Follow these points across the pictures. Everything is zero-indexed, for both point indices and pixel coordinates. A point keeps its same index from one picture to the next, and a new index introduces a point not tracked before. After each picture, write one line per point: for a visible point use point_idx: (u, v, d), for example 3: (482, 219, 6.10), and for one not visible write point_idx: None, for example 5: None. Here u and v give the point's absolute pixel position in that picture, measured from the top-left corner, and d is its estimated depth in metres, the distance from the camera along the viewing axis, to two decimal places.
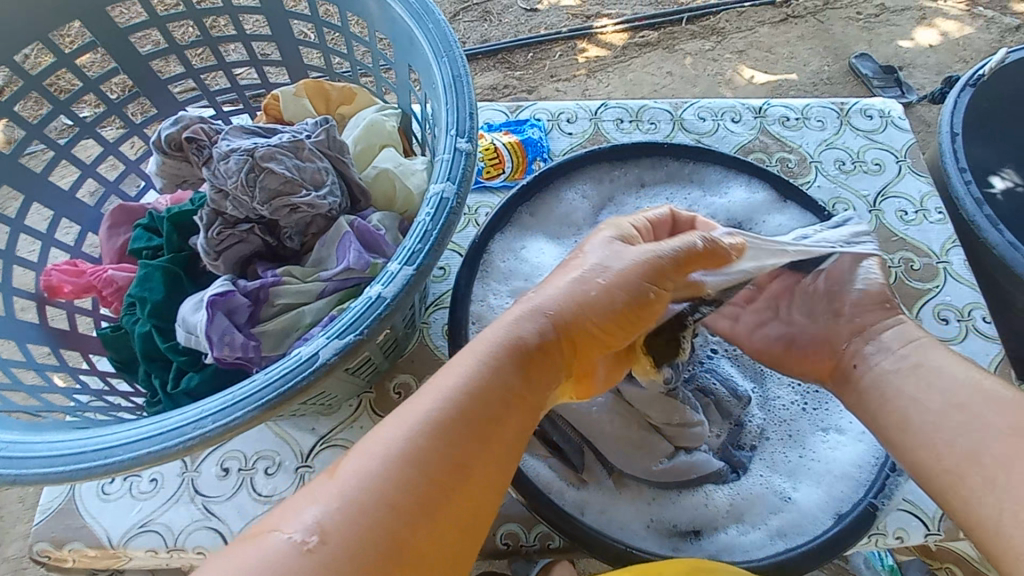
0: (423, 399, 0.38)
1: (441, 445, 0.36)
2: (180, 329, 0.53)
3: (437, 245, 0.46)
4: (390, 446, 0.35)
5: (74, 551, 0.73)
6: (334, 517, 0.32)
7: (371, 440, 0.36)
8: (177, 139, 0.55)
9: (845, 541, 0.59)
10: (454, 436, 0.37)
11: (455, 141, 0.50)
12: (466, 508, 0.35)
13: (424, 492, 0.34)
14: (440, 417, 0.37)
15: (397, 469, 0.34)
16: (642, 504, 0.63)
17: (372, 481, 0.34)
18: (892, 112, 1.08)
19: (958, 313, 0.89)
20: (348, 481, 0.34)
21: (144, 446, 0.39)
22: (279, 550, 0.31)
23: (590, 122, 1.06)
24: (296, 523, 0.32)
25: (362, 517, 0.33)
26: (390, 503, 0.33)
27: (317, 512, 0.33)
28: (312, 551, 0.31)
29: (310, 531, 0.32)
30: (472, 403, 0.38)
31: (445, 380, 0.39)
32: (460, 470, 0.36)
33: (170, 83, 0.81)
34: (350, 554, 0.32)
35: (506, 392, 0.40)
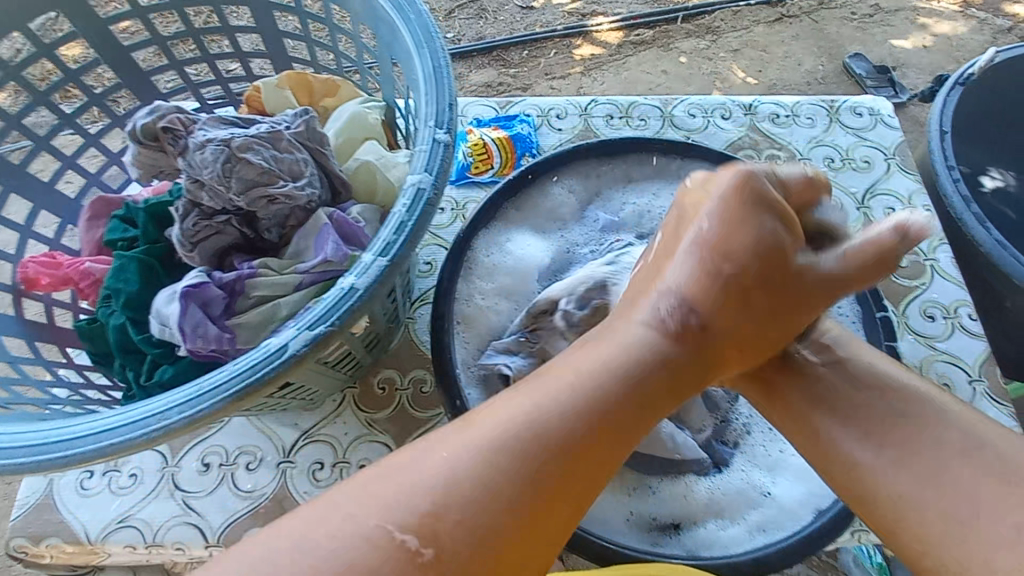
0: (563, 394, 0.38)
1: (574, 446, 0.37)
2: (154, 321, 0.52)
3: (412, 237, 0.45)
4: (484, 452, 0.36)
5: (52, 547, 0.72)
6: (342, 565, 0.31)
7: (503, 442, 0.36)
8: (153, 129, 0.55)
9: (824, 536, 0.58)
10: (590, 430, 0.38)
11: (433, 132, 0.49)
12: (574, 498, 0.36)
13: (531, 496, 0.35)
14: (582, 414, 0.38)
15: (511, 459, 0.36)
16: (621, 497, 0.63)
17: (470, 484, 0.34)
18: (882, 110, 1.08)
19: (945, 310, 0.89)
20: (472, 480, 0.35)
21: (108, 438, 0.38)
22: (374, 537, 0.32)
23: (580, 118, 1.05)
24: (393, 514, 0.33)
25: (496, 514, 0.34)
26: (506, 506, 0.34)
27: (402, 509, 0.33)
28: (437, 545, 0.33)
29: (425, 526, 0.33)
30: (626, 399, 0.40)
31: (580, 378, 0.39)
32: (577, 466, 0.37)
33: (154, 74, 0.80)
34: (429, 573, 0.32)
35: (662, 386, 0.41)
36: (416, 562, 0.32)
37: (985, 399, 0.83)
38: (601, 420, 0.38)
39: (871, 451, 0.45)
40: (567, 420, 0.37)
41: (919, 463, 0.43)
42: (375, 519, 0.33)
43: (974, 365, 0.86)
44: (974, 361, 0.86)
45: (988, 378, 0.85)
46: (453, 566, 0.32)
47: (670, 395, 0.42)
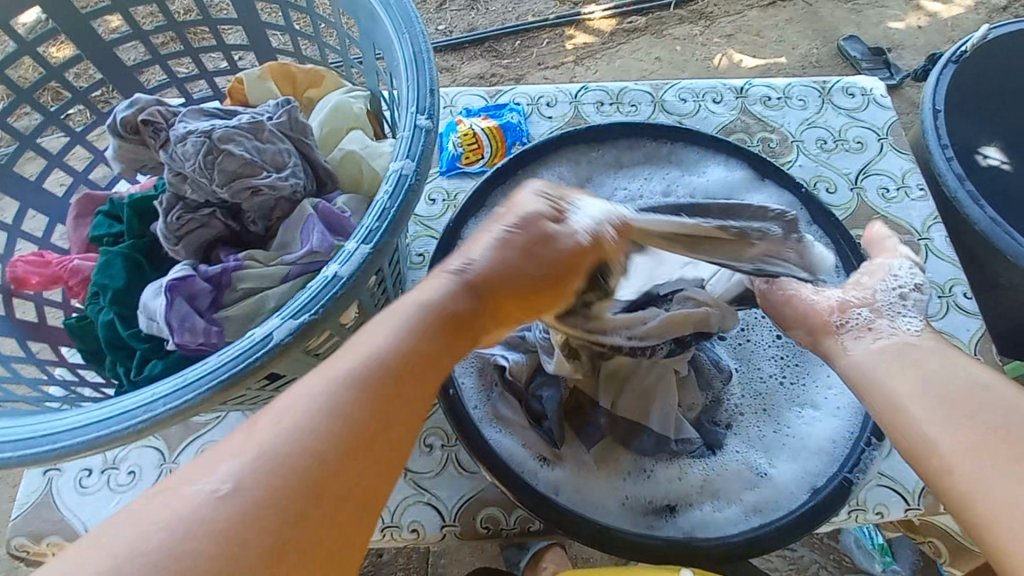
0: (351, 353, 0.37)
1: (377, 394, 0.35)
2: (141, 315, 0.52)
3: (396, 223, 0.45)
4: (298, 416, 0.33)
5: (52, 545, 0.72)
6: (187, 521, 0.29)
7: (300, 405, 0.33)
8: (133, 121, 0.54)
9: (818, 516, 0.59)
10: (378, 384, 0.36)
11: (415, 118, 0.49)
12: (388, 449, 0.35)
13: (341, 451, 0.33)
14: (364, 371, 0.36)
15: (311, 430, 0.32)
16: (617, 481, 0.63)
17: (290, 440, 0.32)
18: (874, 90, 1.07)
19: (939, 289, 0.89)
20: (293, 431, 0.32)
21: (94, 430, 0.38)
22: (199, 501, 0.29)
23: (570, 105, 1.05)
24: (213, 476, 0.30)
25: (309, 472, 0.31)
26: (309, 459, 0.32)
27: (234, 466, 0.31)
28: (227, 502, 0.29)
29: (225, 480, 0.30)
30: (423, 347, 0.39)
31: (364, 339, 0.37)
32: (389, 409, 0.35)
33: (137, 69, 0.80)
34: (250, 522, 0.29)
35: (434, 344, 0.39)
36: (221, 509, 0.29)
37: None
38: (397, 366, 0.37)
39: (934, 411, 0.44)
40: (346, 378, 0.35)
41: (987, 425, 0.42)
42: (201, 483, 0.30)
43: (970, 343, 0.85)
44: (970, 338, 0.86)
45: (984, 356, 0.85)
46: (255, 520, 0.29)
47: (462, 340, 0.42)
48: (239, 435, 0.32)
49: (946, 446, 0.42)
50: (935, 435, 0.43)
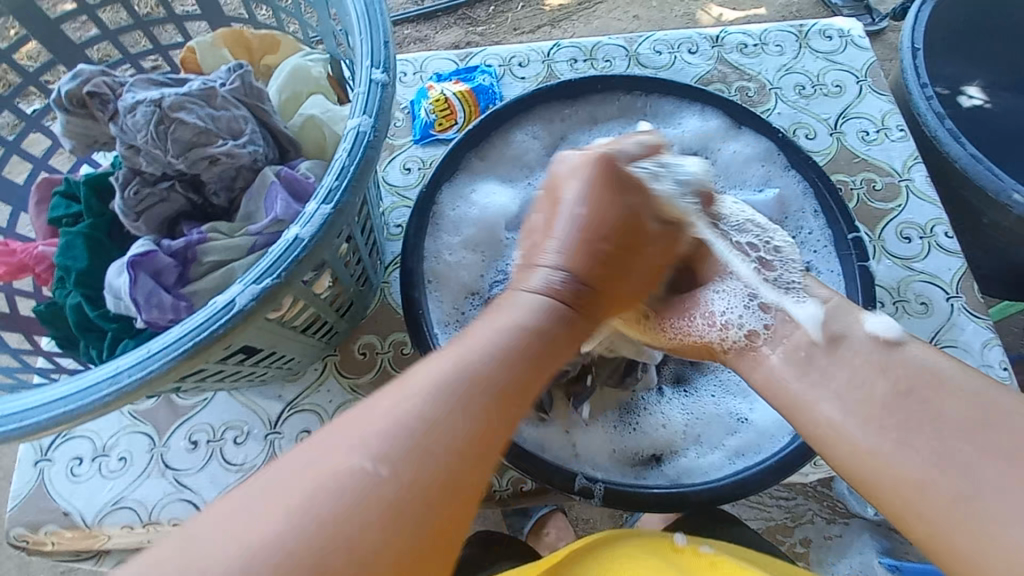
0: (438, 360, 0.39)
1: (492, 392, 0.39)
2: (108, 295, 0.51)
3: (356, 182, 0.44)
4: (426, 404, 0.37)
5: (49, 533, 0.73)
6: (347, 491, 0.33)
7: (418, 385, 0.38)
8: (79, 95, 0.53)
9: (804, 455, 0.59)
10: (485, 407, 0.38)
11: (370, 73, 0.47)
12: (499, 438, 0.38)
13: (471, 443, 0.37)
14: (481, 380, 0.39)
15: (435, 435, 0.36)
16: (604, 434, 0.64)
17: (422, 417, 0.36)
18: (852, 32, 1.05)
19: (921, 231, 0.89)
20: (410, 417, 0.36)
21: (59, 406, 0.38)
22: (351, 473, 0.33)
23: (543, 64, 1.02)
24: (363, 453, 0.34)
25: (432, 456, 0.35)
26: (449, 447, 0.36)
27: (371, 449, 0.34)
28: (367, 487, 0.33)
29: (379, 462, 0.34)
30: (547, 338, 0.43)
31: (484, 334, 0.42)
32: (503, 401, 0.39)
33: (87, 47, 0.76)
34: (393, 509, 0.33)
35: (572, 328, 0.46)
36: (379, 487, 0.33)
37: (963, 314, 0.83)
38: (531, 360, 0.41)
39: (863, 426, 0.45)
40: (458, 378, 0.38)
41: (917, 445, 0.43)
42: (351, 458, 0.34)
43: (952, 282, 0.86)
44: (952, 277, 0.86)
45: (965, 294, 0.86)
46: (401, 466, 0.34)
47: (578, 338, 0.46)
48: (352, 423, 0.36)
49: (894, 464, 0.43)
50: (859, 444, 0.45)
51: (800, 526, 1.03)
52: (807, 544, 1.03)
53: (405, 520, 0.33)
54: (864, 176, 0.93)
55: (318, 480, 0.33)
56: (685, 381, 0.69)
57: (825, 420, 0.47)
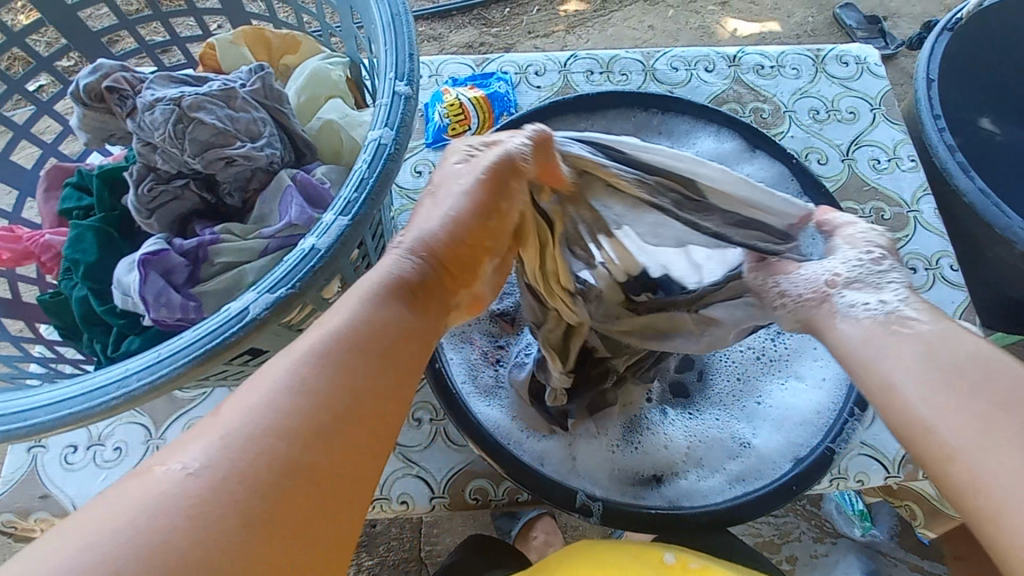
0: (301, 337, 0.36)
1: (348, 363, 0.36)
2: (116, 291, 0.51)
3: (374, 194, 0.44)
4: (254, 406, 0.33)
5: (40, 521, 0.72)
6: (166, 496, 0.29)
7: (271, 382, 0.34)
8: (97, 89, 0.52)
9: (801, 484, 0.59)
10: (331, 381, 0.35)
11: (393, 85, 0.47)
12: (376, 421, 0.35)
13: (325, 424, 0.33)
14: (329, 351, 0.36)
15: (274, 418, 0.32)
16: (604, 451, 0.64)
17: (269, 410, 0.33)
18: (869, 59, 1.05)
19: (926, 262, 0.89)
20: (258, 411, 0.32)
21: (65, 407, 0.38)
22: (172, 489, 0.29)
23: (559, 74, 1.02)
24: (184, 458, 0.31)
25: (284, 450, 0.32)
26: (285, 435, 0.32)
27: (197, 452, 0.31)
28: (191, 482, 0.30)
29: (195, 464, 0.30)
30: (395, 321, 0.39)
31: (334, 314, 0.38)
32: (374, 378, 0.36)
33: (103, 34, 0.76)
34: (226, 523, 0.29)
35: (428, 290, 0.43)
36: (200, 490, 0.30)
37: None
38: (364, 338, 0.37)
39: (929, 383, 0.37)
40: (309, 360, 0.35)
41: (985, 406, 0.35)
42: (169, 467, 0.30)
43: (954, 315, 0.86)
44: (955, 310, 0.86)
45: (967, 328, 0.86)
46: (239, 463, 0.31)
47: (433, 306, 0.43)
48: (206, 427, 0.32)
49: (940, 433, 0.35)
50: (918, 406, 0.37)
51: (788, 544, 1.04)
52: (793, 562, 1.03)
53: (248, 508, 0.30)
54: (873, 204, 0.93)
55: (145, 501, 0.29)
56: (688, 402, 0.69)
57: (892, 379, 0.38)
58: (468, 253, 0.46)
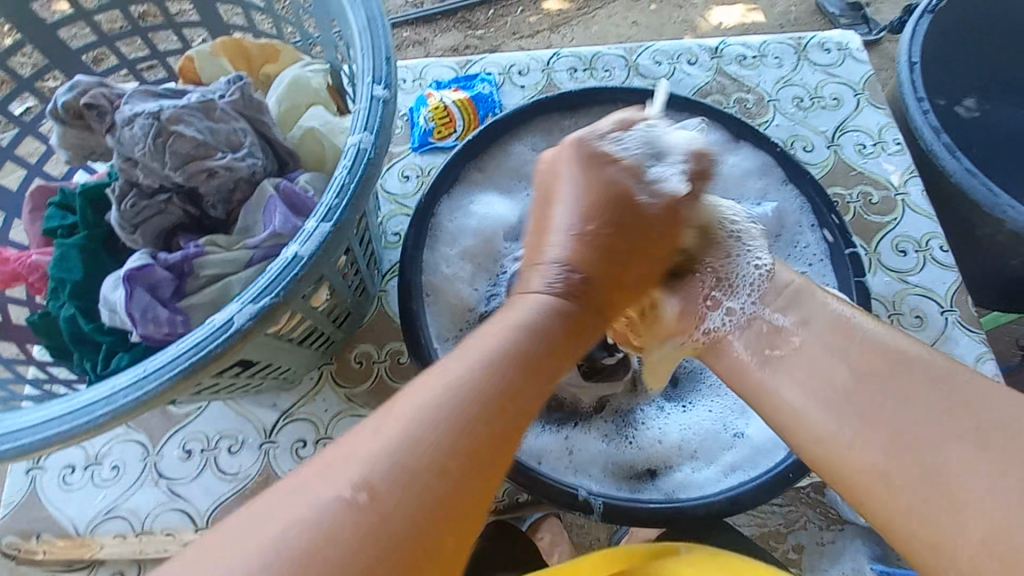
0: (429, 391, 0.35)
1: (474, 422, 0.34)
2: (103, 309, 0.51)
3: (355, 200, 0.44)
4: (395, 438, 0.33)
5: (41, 543, 0.72)
6: (334, 508, 0.30)
7: (391, 431, 0.33)
8: (75, 106, 0.52)
9: (799, 470, 0.59)
10: (471, 428, 0.34)
11: (371, 89, 0.47)
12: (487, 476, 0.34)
13: (434, 483, 0.32)
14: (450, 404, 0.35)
15: (393, 471, 0.32)
16: (598, 447, 0.64)
17: (393, 447, 0.32)
18: (850, 45, 1.06)
19: (916, 244, 0.90)
20: (398, 445, 0.32)
21: (53, 427, 0.37)
22: (322, 509, 0.30)
23: (543, 73, 1.02)
24: (340, 481, 0.31)
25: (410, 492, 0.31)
26: (433, 475, 0.32)
27: (285, 526, 0.29)
28: (299, 548, 0.29)
29: (357, 487, 0.31)
30: (519, 372, 0.38)
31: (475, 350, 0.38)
32: (485, 450, 0.34)
33: (83, 51, 0.76)
34: (356, 549, 0.29)
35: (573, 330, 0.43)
36: (355, 518, 0.30)
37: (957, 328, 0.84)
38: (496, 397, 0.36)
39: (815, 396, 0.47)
40: (438, 407, 0.34)
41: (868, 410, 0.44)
42: (324, 489, 0.31)
43: (947, 296, 0.86)
44: (947, 291, 0.87)
45: (960, 309, 0.86)
46: (377, 521, 0.30)
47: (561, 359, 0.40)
48: (340, 453, 0.33)
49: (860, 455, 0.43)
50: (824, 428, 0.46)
51: (793, 533, 1.04)
52: (799, 551, 1.03)
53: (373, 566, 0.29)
54: (860, 189, 0.93)
55: (286, 518, 0.30)
56: (681, 395, 0.69)
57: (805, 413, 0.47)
58: (609, 284, 0.47)
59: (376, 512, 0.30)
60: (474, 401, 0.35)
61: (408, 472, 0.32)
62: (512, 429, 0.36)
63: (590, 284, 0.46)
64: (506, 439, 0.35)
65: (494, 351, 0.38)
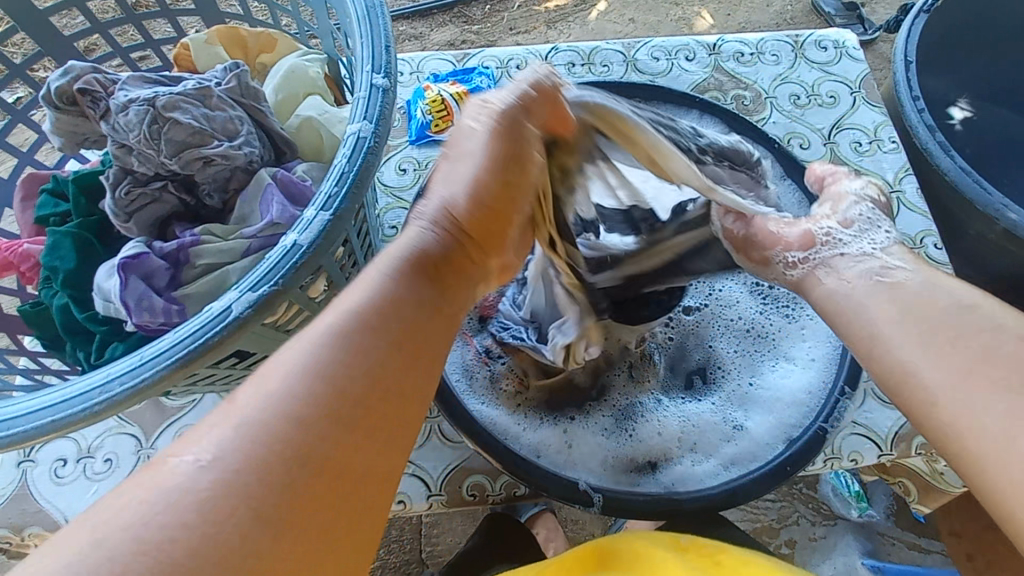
0: (324, 312, 0.35)
1: (362, 347, 0.35)
2: (97, 298, 0.50)
3: (355, 189, 0.43)
4: (252, 405, 0.31)
5: (32, 536, 0.71)
6: (230, 437, 0.30)
7: (270, 370, 0.33)
8: (69, 92, 0.51)
9: (796, 464, 0.59)
10: (358, 354, 0.34)
11: (371, 77, 0.47)
12: (367, 435, 0.33)
13: (302, 447, 0.31)
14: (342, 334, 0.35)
15: (285, 404, 0.31)
16: (597, 440, 0.64)
17: (254, 416, 0.31)
18: (847, 43, 1.06)
19: (911, 241, 0.90)
20: (257, 403, 0.31)
21: (47, 415, 0.37)
22: (177, 476, 0.29)
23: (540, 67, 1.02)
24: (191, 450, 0.30)
25: (269, 465, 0.30)
26: (295, 427, 0.31)
27: (212, 442, 0.30)
28: (204, 474, 0.29)
29: (201, 456, 0.29)
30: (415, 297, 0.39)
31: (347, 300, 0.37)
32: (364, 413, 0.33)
33: (76, 39, 0.74)
34: (251, 482, 0.29)
35: (460, 261, 0.42)
36: (197, 482, 0.29)
37: None
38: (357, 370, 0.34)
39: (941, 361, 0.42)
40: (331, 334, 0.34)
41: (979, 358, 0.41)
42: (175, 458, 0.29)
43: None
44: None
45: None
46: (262, 456, 0.30)
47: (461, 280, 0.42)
48: (197, 430, 0.31)
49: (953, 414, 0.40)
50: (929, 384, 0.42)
51: (786, 529, 1.04)
52: (792, 546, 1.03)
53: (267, 506, 0.29)
54: None
55: (150, 492, 0.28)
56: (682, 387, 0.69)
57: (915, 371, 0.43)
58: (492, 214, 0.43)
59: (282, 453, 0.30)
60: (389, 312, 0.37)
61: (293, 411, 0.31)
62: (413, 348, 0.37)
63: (474, 208, 0.43)
64: (401, 366, 0.35)
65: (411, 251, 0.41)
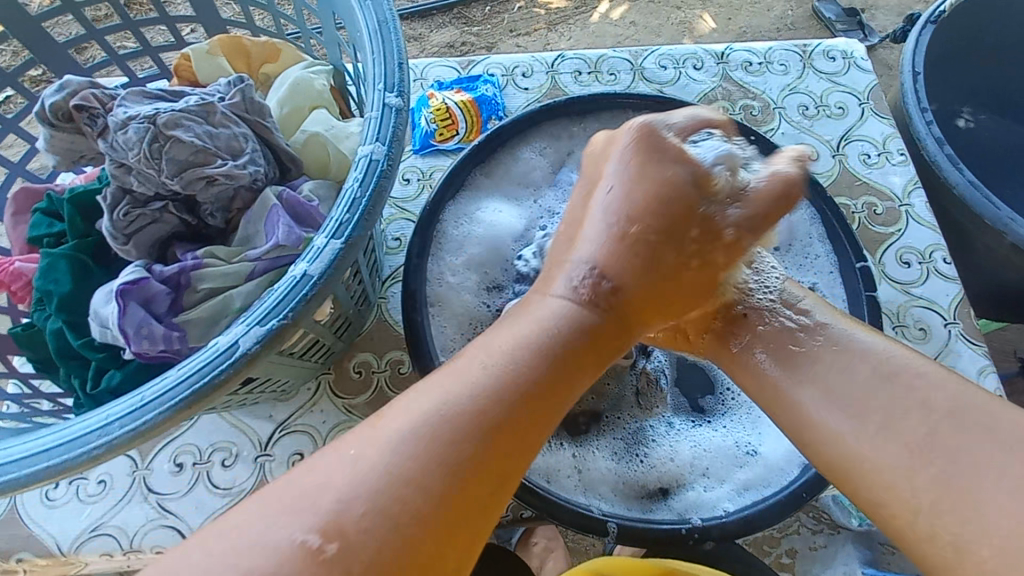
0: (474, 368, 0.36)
1: (495, 426, 0.34)
2: (93, 324, 0.48)
3: (368, 214, 0.41)
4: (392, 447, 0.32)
5: (23, 561, 0.69)
6: (354, 491, 0.31)
7: (392, 431, 0.33)
8: (65, 108, 0.49)
9: (813, 489, 0.58)
10: (483, 440, 0.33)
11: (383, 96, 0.45)
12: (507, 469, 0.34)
13: (442, 513, 0.31)
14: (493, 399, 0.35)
15: (411, 471, 0.32)
16: (607, 464, 0.63)
17: (377, 492, 0.31)
18: (855, 53, 1.05)
19: (920, 256, 0.89)
20: (377, 469, 0.31)
21: (42, 460, 0.35)
22: (289, 550, 0.29)
23: (547, 75, 1.00)
24: (302, 520, 0.30)
25: (395, 519, 0.30)
26: (409, 491, 0.31)
27: (335, 500, 0.30)
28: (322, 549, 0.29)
29: (328, 527, 0.30)
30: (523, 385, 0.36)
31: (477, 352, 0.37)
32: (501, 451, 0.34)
33: (70, 46, 0.72)
34: (371, 555, 0.29)
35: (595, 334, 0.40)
36: (320, 573, 0.29)
37: (960, 342, 0.84)
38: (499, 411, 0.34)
39: (877, 436, 0.38)
40: (435, 413, 0.34)
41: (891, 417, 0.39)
42: (286, 530, 0.30)
43: (950, 309, 0.86)
44: (950, 304, 0.86)
45: (963, 321, 0.86)
46: (397, 525, 0.30)
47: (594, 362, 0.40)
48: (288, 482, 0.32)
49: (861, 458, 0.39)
50: (861, 451, 0.39)
51: (787, 538, 1.04)
52: (792, 555, 1.03)
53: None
54: (865, 200, 0.93)
55: (236, 556, 0.29)
56: (694, 410, 0.67)
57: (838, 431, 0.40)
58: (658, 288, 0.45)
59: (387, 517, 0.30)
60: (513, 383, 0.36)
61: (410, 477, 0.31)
62: (534, 418, 0.35)
63: (631, 291, 0.43)
64: (506, 452, 0.34)
65: (527, 337, 0.38)
